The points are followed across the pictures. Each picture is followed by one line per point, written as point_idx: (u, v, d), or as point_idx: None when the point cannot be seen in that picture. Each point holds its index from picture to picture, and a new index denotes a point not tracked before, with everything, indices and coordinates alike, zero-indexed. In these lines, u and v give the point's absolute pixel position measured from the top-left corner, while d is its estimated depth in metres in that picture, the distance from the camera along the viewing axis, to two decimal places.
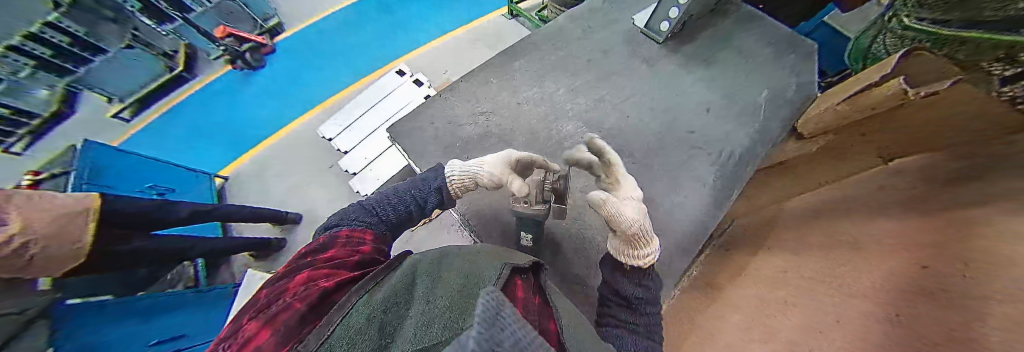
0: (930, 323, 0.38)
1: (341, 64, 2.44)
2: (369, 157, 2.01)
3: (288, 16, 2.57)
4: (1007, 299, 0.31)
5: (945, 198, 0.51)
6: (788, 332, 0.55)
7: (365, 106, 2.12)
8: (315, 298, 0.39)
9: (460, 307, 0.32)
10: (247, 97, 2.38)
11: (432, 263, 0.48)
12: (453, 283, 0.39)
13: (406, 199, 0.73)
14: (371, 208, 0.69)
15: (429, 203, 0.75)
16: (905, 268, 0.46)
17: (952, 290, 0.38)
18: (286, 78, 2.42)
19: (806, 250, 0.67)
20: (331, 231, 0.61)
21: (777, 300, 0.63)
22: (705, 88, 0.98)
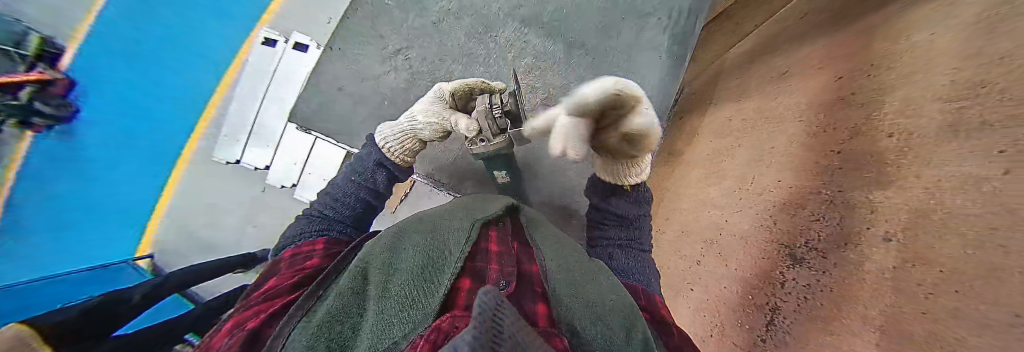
0: (848, 126, 0.47)
1: (184, 93, 1.49)
2: (298, 157, 1.35)
3: (43, 27, 1.53)
4: (907, 89, 0.39)
5: (870, 1, 0.54)
6: (739, 170, 0.65)
7: (247, 124, 1.38)
8: (252, 334, 0.35)
9: (425, 301, 0.35)
10: (85, 161, 1.53)
11: (382, 244, 0.49)
12: (414, 267, 0.42)
13: (354, 192, 0.75)
14: (320, 215, 0.70)
15: (380, 183, 0.78)
16: (827, 82, 0.53)
17: (862, 92, 0.46)
18: (126, 117, 1.54)
19: (744, 95, 0.74)
20: (284, 252, 0.59)
21: (725, 147, 0.72)
22: None
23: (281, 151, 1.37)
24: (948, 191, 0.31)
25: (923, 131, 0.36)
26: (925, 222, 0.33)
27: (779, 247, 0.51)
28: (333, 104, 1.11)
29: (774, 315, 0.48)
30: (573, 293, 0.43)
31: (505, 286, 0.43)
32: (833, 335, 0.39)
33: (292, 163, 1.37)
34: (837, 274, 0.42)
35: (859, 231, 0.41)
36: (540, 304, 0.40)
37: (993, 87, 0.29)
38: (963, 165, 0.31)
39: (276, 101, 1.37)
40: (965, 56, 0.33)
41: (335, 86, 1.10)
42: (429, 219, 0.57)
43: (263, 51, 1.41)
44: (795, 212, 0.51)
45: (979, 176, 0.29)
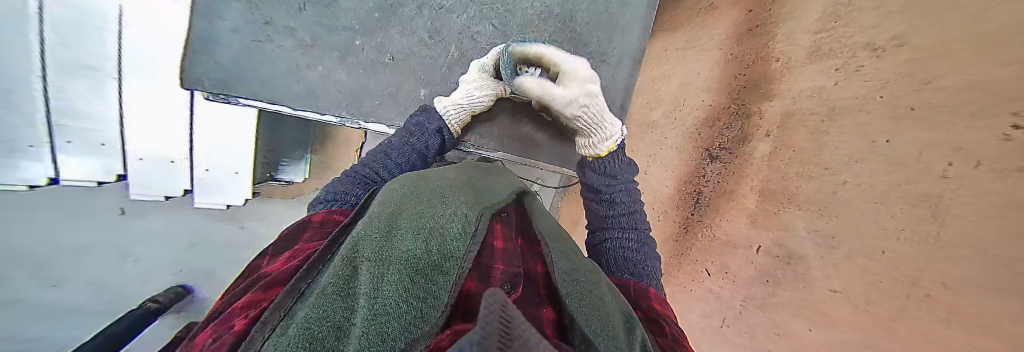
0: (752, 53, 0.63)
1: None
2: (183, 149, 0.66)
3: None
4: (792, 26, 0.58)
5: None
6: (673, 95, 0.77)
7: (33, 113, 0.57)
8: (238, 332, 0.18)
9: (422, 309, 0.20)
10: None
11: (393, 202, 0.31)
12: (420, 246, 0.25)
13: (407, 151, 0.54)
14: (369, 179, 0.48)
15: (433, 150, 0.57)
16: (741, 14, 0.67)
17: (763, 26, 0.62)
18: None
19: (675, 25, 0.82)
20: (325, 209, 0.41)
21: (661, 75, 0.82)
22: None
23: (135, 141, 0.63)
24: (837, 109, 0.49)
25: (799, 56, 0.56)
26: (816, 127, 0.52)
27: (701, 151, 0.69)
28: (262, 69, 0.55)
29: (699, 199, 0.69)
30: (589, 296, 0.28)
31: (510, 292, 0.26)
32: (732, 201, 0.63)
33: (168, 161, 0.66)
34: (737, 163, 0.63)
35: (753, 131, 0.61)
36: (547, 308, 0.24)
37: (886, 41, 0.45)
38: (844, 93, 0.49)
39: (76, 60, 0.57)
40: (845, 11, 0.51)
41: (272, 27, 0.54)
42: (449, 183, 0.38)
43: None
44: (712, 124, 0.68)
45: (852, 98, 0.48)
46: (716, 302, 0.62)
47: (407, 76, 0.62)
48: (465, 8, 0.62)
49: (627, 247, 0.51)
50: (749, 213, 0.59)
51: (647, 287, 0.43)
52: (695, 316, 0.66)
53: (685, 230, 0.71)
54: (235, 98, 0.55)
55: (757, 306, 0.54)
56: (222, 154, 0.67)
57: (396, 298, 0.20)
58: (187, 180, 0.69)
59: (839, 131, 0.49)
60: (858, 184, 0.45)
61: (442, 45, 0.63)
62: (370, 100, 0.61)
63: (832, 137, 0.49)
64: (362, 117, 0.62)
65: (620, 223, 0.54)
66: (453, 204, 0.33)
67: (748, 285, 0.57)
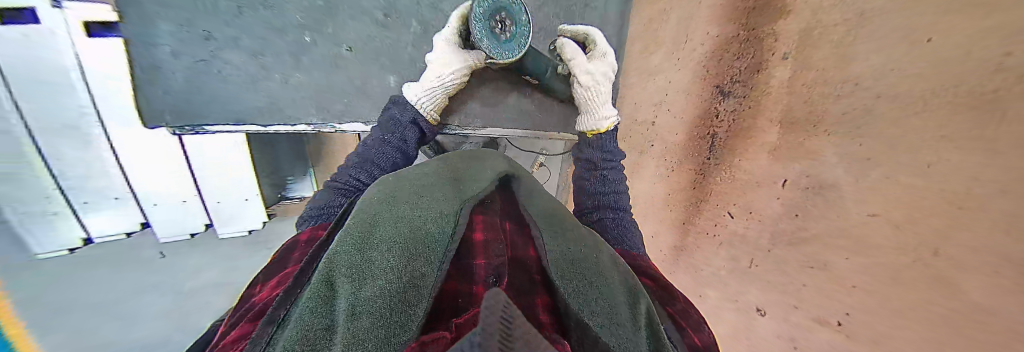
0: None
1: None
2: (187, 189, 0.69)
3: None
4: None
5: None
6: (674, 33, 0.71)
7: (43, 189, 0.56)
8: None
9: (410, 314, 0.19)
10: None
11: (371, 206, 0.30)
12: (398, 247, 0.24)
13: (385, 148, 0.53)
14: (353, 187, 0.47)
15: (412, 143, 0.57)
16: None
17: None
18: None
19: None
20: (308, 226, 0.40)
21: (658, 13, 0.74)
22: None
23: (147, 189, 0.65)
24: (870, 13, 0.43)
25: None
26: (846, 39, 0.45)
27: (712, 89, 0.64)
28: (225, 92, 0.61)
29: (714, 141, 0.65)
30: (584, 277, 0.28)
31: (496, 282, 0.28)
32: (751, 138, 0.59)
33: (181, 201, 0.70)
34: (754, 95, 0.57)
35: (769, 56, 0.55)
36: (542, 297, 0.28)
37: None
38: None
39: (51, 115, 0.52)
40: None
41: (227, 51, 0.59)
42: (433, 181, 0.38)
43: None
44: (722, 56, 0.61)
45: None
46: (742, 244, 0.60)
47: (365, 71, 0.70)
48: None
49: (614, 219, 0.54)
50: (771, 147, 0.55)
51: (645, 256, 0.46)
52: (720, 260, 0.65)
53: (702, 176, 0.68)
54: (200, 126, 0.61)
55: (788, 241, 0.52)
56: (226, 185, 0.72)
57: (380, 299, 0.19)
58: (201, 215, 0.73)
59: (871, 39, 0.42)
60: (899, 96, 0.39)
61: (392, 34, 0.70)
62: (333, 104, 0.69)
63: (863, 48, 0.43)
64: (335, 118, 0.70)
65: (614, 201, 0.57)
66: (430, 202, 0.32)
67: (776, 223, 0.54)
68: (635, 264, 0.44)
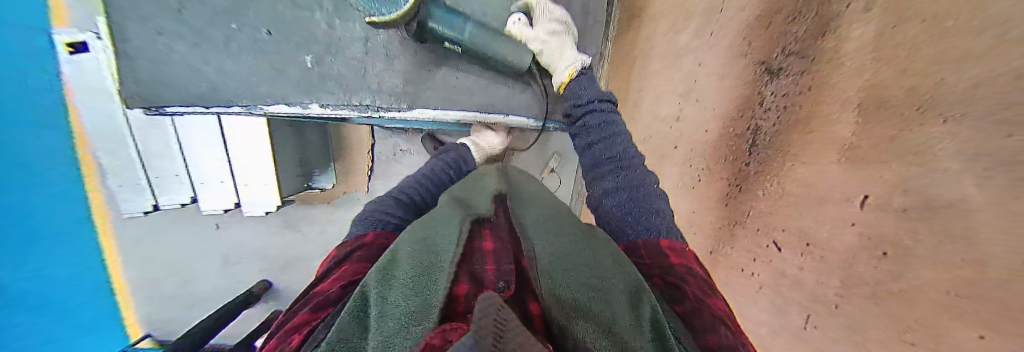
0: None
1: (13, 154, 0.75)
2: (223, 172, 0.77)
3: None
4: None
5: None
6: (704, 3, 0.57)
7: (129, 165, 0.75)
8: None
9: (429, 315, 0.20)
10: None
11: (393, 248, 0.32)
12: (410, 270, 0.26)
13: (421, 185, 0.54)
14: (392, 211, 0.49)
15: None
16: None
17: None
18: None
19: None
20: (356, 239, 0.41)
21: None
22: None
23: (196, 171, 0.77)
24: None
25: None
26: None
27: (755, 68, 0.48)
28: (169, 76, 0.50)
29: (756, 138, 0.48)
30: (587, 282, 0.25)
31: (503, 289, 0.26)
32: (811, 133, 0.41)
33: (218, 182, 0.79)
34: (814, 69, 0.40)
35: (836, 12, 0.38)
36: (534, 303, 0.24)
37: None
38: None
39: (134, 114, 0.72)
40: None
41: (145, 27, 0.47)
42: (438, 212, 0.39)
43: (71, 56, 0.67)
44: (769, 22, 0.46)
45: None
46: (795, 287, 0.42)
47: (292, 50, 0.55)
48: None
49: (625, 202, 0.42)
50: (842, 145, 0.37)
51: (660, 240, 0.36)
52: (764, 304, 0.47)
53: (739, 187, 0.52)
54: (164, 107, 0.52)
55: (866, 293, 0.33)
56: (247, 171, 0.77)
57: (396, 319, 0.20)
58: (233, 195, 0.81)
59: None
60: None
61: (311, 9, 0.54)
62: (258, 83, 0.55)
63: None
64: (262, 101, 0.56)
65: (617, 179, 0.46)
66: (427, 229, 0.34)
67: (849, 263, 0.35)
68: (646, 256, 0.35)
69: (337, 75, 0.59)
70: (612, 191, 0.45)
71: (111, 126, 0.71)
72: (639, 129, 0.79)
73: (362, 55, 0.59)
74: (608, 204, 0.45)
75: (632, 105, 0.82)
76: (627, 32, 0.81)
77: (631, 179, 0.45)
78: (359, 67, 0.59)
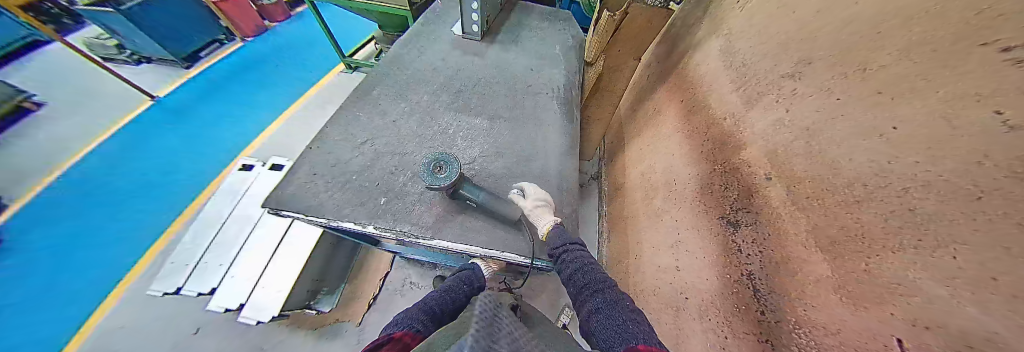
0: (703, 123, 0.65)
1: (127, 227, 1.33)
2: (257, 269, 0.97)
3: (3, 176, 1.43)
4: (722, 94, 0.62)
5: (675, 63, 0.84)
6: (662, 179, 0.76)
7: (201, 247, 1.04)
8: None
9: None
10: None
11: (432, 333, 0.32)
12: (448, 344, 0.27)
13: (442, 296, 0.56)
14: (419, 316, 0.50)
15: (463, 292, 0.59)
16: (678, 105, 0.76)
17: (699, 104, 0.68)
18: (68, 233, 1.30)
19: (640, 132, 0.93)
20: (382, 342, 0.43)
21: (646, 168, 0.85)
22: (522, 58, 0.96)
23: (239, 265, 0.98)
24: (819, 128, 0.42)
25: (740, 107, 0.57)
26: (817, 150, 0.41)
27: (719, 222, 0.56)
28: (299, 195, 0.61)
29: (754, 284, 0.48)
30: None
31: None
32: (798, 273, 0.42)
33: (244, 280, 0.96)
34: (765, 219, 0.48)
35: (753, 181, 0.51)
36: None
37: (812, 68, 0.45)
38: (811, 118, 0.43)
39: (241, 214, 1.10)
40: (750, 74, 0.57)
41: (309, 170, 0.65)
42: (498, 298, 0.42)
43: (237, 172, 1.24)
44: (711, 190, 0.60)
45: (818, 120, 0.42)
46: None
47: (376, 192, 0.64)
48: (423, 149, 0.71)
49: (613, 323, 0.45)
50: (833, 284, 0.37)
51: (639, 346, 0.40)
52: None
53: (767, 339, 0.43)
54: (283, 212, 0.59)
55: None
56: (276, 277, 0.94)
57: None
58: (246, 294, 0.94)
59: (841, 146, 0.38)
60: (919, 190, 0.29)
61: (403, 172, 0.68)
62: (348, 207, 0.61)
63: (836, 156, 0.39)
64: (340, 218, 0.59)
65: (600, 302, 0.48)
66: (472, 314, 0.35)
67: None
68: None
69: (398, 209, 0.62)
70: (599, 313, 0.47)
71: (217, 218, 1.11)
72: (645, 282, 0.78)
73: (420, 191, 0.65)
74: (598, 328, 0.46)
75: (634, 259, 0.85)
76: (616, 201, 1.01)
77: (617, 309, 0.47)
78: (421, 201, 0.63)
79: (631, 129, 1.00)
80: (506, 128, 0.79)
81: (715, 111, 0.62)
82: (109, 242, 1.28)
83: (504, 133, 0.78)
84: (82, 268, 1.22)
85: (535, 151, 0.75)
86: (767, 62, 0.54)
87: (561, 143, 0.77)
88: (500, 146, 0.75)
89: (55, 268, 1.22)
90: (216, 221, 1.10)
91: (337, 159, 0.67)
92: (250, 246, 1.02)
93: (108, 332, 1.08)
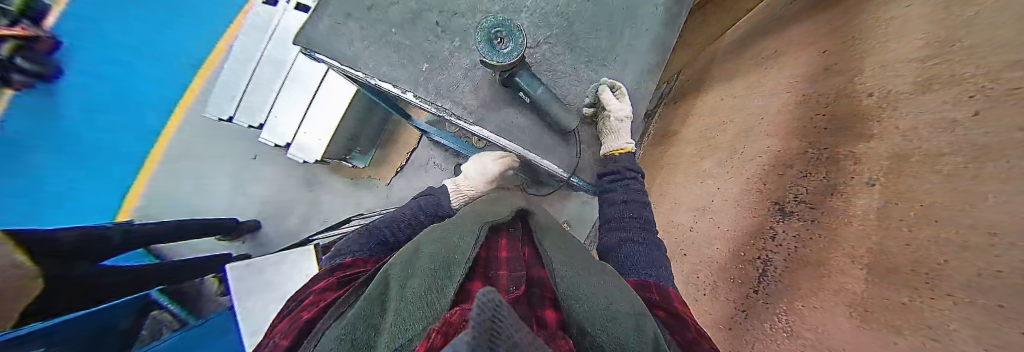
0: (834, 91, 0.50)
1: (175, 43, 1.41)
2: (298, 114, 1.02)
3: None
4: (886, 57, 0.45)
5: None
6: (728, 142, 0.67)
7: (241, 79, 1.04)
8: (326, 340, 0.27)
9: (437, 299, 0.27)
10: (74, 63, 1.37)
11: (406, 253, 0.40)
12: (428, 266, 0.34)
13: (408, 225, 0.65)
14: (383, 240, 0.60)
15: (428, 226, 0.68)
16: (813, 56, 0.57)
17: (844, 61, 0.51)
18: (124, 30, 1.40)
19: (733, 76, 0.75)
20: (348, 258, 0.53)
21: (716, 123, 0.73)
22: None
23: (280, 105, 1.02)
24: (987, 145, 0.31)
25: (902, 86, 0.41)
26: (964, 174, 0.33)
27: (769, 206, 0.53)
28: (329, 39, 0.55)
29: (765, 268, 0.51)
30: (592, 298, 0.32)
31: (514, 290, 0.34)
32: (821, 278, 0.42)
33: (286, 121, 1.02)
34: (826, 220, 0.44)
35: (843, 180, 0.44)
36: (551, 310, 0.30)
37: None
38: (986, 126, 0.32)
39: (272, 57, 1.03)
40: (946, 33, 0.39)
41: (339, 8, 0.55)
42: (442, 232, 0.46)
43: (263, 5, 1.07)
44: (782, 172, 0.53)
45: (988, 132, 0.31)
46: None
47: (417, 54, 0.57)
48: (475, 15, 0.59)
49: (642, 256, 0.49)
50: (850, 300, 0.38)
51: (670, 290, 0.43)
52: None
53: (746, 311, 0.52)
54: (314, 53, 0.57)
55: None
56: (316, 125, 1.00)
57: (415, 295, 0.28)
58: (291, 134, 1.02)
59: (996, 178, 0.30)
60: None
61: (449, 38, 0.58)
62: (385, 65, 0.56)
63: (986, 190, 0.30)
64: (380, 77, 0.57)
65: (630, 234, 0.53)
66: (455, 239, 0.42)
67: None
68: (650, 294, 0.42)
69: (442, 82, 0.58)
70: (633, 245, 0.51)
71: (248, 57, 1.04)
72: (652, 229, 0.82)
73: (468, 66, 0.59)
74: (625, 255, 0.50)
75: None
76: (660, 148, 0.93)
77: (649, 245, 0.51)
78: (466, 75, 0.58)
79: (722, 68, 0.80)
80: (591, 14, 0.63)
81: (862, 79, 0.47)
82: (163, 52, 1.41)
83: (579, 25, 0.63)
84: (150, 75, 1.40)
85: (614, 55, 0.64)
86: (984, 12, 0.35)
87: (643, 57, 0.65)
88: (576, 37, 0.64)
89: (127, 68, 1.40)
90: (248, 58, 1.04)
91: (371, 1, 0.56)
92: (286, 87, 1.02)
93: (186, 139, 1.37)
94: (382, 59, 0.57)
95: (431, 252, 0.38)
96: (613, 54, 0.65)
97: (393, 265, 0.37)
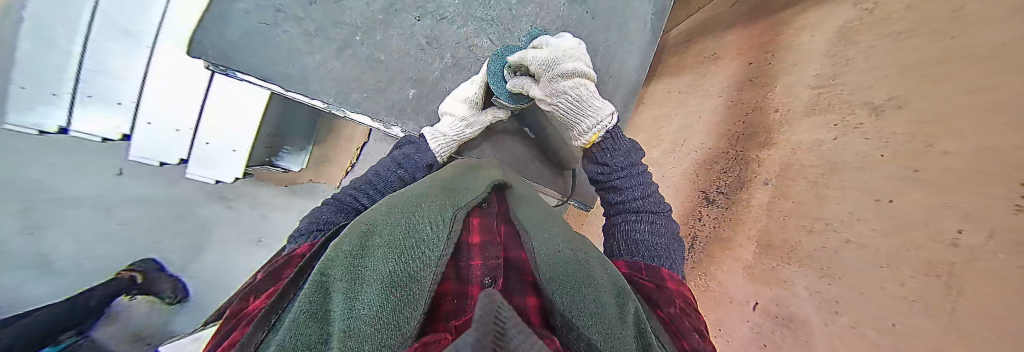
0: (753, 102, 0.63)
1: None
2: (190, 119, 0.69)
3: None
4: (794, 76, 0.57)
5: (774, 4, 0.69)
6: (673, 134, 0.79)
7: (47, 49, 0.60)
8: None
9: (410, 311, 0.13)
10: None
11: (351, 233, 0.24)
12: (387, 256, 0.20)
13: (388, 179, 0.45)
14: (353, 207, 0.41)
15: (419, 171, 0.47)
16: (743, 66, 0.69)
17: (764, 76, 0.63)
18: None
19: (681, 71, 0.85)
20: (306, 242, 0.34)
21: (663, 114, 0.85)
22: None
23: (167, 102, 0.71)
24: (840, 166, 0.45)
25: (797, 108, 0.54)
26: (821, 181, 0.48)
27: (699, 193, 0.69)
28: (250, 48, 0.47)
29: (694, 242, 0.68)
30: (582, 273, 0.26)
31: (491, 284, 0.25)
32: (730, 249, 0.60)
33: (173, 130, 0.69)
34: (734, 209, 0.61)
35: (747, 178, 0.60)
36: (530, 296, 0.23)
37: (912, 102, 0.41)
38: (838, 149, 0.46)
39: (121, 29, 0.61)
40: (832, 65, 0.51)
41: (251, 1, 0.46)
42: (397, 203, 0.32)
43: None
44: (711, 167, 0.68)
45: (837, 156, 0.46)
46: None
47: (399, 74, 0.56)
48: (467, 20, 0.56)
49: (647, 231, 0.45)
50: (746, 265, 0.56)
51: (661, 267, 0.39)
52: None
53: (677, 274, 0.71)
54: (234, 71, 0.48)
55: None
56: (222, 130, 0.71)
57: (376, 302, 0.14)
58: (186, 148, 0.72)
59: (840, 187, 0.45)
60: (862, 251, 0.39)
61: (437, 49, 0.56)
62: (355, 92, 0.55)
63: (830, 193, 0.46)
64: (349, 105, 0.56)
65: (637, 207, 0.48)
66: (424, 210, 0.29)
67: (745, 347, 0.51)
68: (645, 272, 0.38)
69: (401, 100, 0.58)
70: (631, 224, 0.46)
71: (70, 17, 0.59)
72: None
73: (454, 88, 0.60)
74: (627, 233, 0.46)
75: None
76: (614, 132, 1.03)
77: (638, 186, 0.50)
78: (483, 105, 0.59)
79: (672, 62, 0.89)
80: (587, 28, 0.60)
81: (773, 95, 0.59)
82: None
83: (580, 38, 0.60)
84: None
85: (598, 53, 0.62)
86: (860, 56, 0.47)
87: (624, 60, 0.65)
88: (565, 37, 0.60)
89: None
90: (48, 21, 0.59)
91: None
92: (160, 78, 0.65)
93: None
94: (358, 63, 0.54)
95: (389, 241, 0.22)
96: (598, 53, 0.62)
97: (335, 258, 0.20)
